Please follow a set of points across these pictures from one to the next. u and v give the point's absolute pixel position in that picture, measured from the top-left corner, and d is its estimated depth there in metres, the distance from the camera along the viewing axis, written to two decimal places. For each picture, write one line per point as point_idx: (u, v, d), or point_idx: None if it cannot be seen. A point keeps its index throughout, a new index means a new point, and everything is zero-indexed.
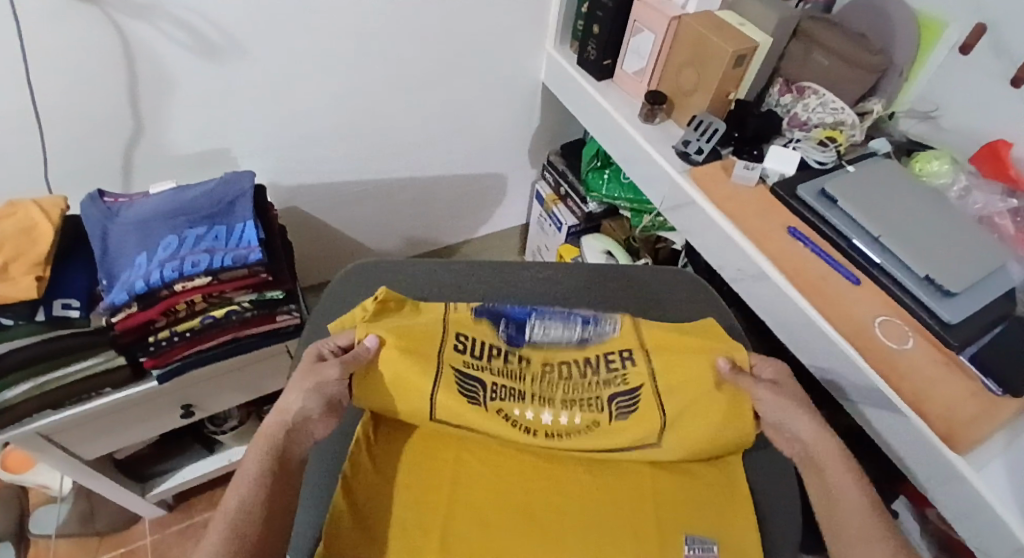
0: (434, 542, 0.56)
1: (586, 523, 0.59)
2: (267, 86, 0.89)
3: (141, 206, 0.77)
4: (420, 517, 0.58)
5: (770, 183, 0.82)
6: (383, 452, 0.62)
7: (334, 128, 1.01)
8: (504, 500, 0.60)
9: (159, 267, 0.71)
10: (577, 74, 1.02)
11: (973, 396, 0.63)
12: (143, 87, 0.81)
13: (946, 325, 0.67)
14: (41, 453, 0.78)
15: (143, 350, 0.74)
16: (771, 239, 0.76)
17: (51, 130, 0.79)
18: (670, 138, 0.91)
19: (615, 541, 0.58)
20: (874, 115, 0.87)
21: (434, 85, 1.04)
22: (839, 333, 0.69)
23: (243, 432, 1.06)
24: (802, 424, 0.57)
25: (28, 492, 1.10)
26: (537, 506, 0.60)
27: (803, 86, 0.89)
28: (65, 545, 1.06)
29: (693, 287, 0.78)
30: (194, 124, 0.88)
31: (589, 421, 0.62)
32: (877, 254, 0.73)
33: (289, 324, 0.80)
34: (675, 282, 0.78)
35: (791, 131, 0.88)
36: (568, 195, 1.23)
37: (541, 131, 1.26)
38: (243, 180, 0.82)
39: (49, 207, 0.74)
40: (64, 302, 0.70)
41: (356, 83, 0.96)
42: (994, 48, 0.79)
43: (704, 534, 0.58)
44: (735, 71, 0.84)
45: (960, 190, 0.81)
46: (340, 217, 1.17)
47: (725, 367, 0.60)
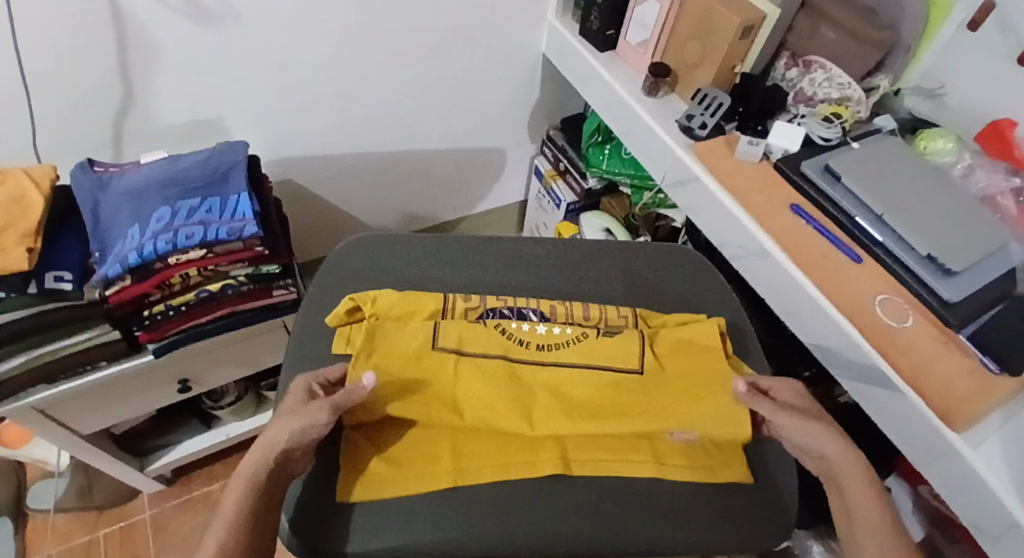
0: (446, 463, 0.56)
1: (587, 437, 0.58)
2: (260, 55, 0.87)
3: (133, 176, 0.75)
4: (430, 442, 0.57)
5: (774, 159, 0.81)
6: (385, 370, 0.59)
7: (329, 100, 0.99)
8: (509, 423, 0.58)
9: (152, 239, 0.69)
10: (579, 46, 1.00)
11: (973, 373, 0.64)
12: (131, 53, 0.78)
13: (946, 305, 0.67)
14: (36, 427, 0.78)
15: (139, 324, 0.73)
16: (773, 216, 0.76)
17: (37, 97, 0.77)
18: (673, 112, 0.89)
19: (615, 454, 0.58)
20: (879, 91, 0.86)
21: (431, 55, 1.01)
22: (838, 311, 0.69)
23: (240, 408, 1.04)
24: (826, 442, 0.53)
25: (24, 466, 1.10)
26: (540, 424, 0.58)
27: (811, 60, 0.88)
28: (63, 518, 1.06)
29: (677, 257, 0.78)
30: (185, 93, 0.86)
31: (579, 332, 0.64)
32: (879, 232, 0.72)
33: (286, 299, 0.80)
34: (664, 254, 0.78)
35: (797, 106, 0.86)
36: (567, 170, 1.22)
37: (541, 105, 1.24)
38: (237, 151, 0.80)
39: (38, 177, 0.72)
40: (56, 274, 0.69)
41: (352, 51, 0.93)
42: (1005, 22, 0.77)
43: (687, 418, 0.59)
44: (741, 43, 0.82)
45: (964, 167, 0.80)
46: (335, 191, 1.15)
47: (742, 388, 0.58)
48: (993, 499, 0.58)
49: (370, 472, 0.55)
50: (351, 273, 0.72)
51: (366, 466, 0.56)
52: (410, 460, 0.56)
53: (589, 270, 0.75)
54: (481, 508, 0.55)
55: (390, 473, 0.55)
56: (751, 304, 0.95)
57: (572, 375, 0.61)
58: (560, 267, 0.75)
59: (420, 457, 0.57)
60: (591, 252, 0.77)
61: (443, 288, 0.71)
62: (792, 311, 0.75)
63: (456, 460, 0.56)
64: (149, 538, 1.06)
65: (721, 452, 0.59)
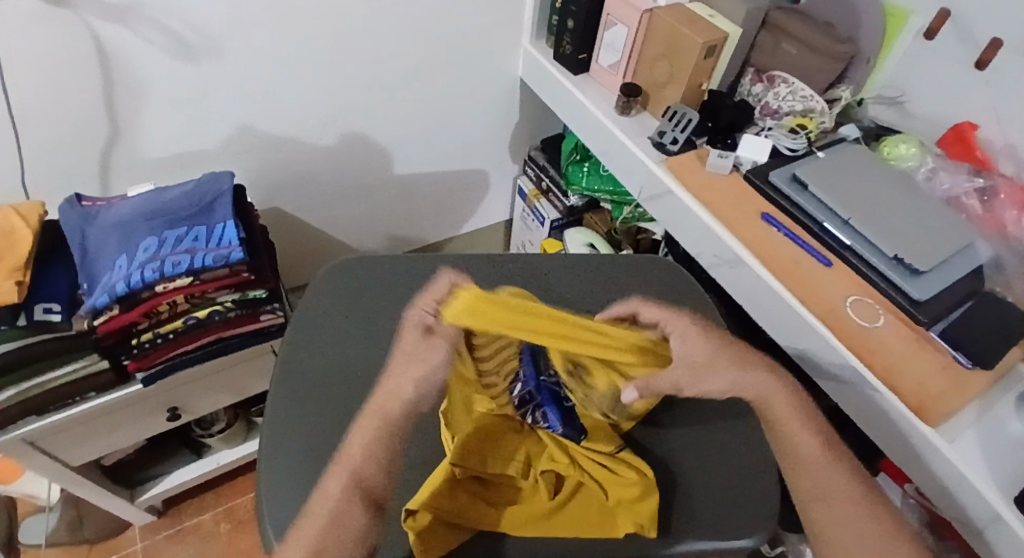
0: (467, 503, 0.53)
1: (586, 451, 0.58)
2: (245, 86, 0.89)
3: (120, 209, 0.76)
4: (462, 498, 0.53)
5: (744, 170, 0.84)
6: (478, 456, 0.54)
7: (314, 128, 1.01)
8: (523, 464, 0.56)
9: (140, 268, 0.71)
10: (555, 69, 1.03)
11: (945, 370, 0.66)
12: (118, 89, 0.80)
13: (916, 303, 0.69)
14: (25, 460, 0.78)
15: (127, 353, 0.74)
16: (745, 225, 0.78)
17: (26, 135, 0.79)
18: (646, 129, 0.92)
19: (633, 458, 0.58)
20: (841, 102, 0.90)
21: (412, 82, 1.04)
22: (812, 315, 0.70)
23: (231, 435, 1.04)
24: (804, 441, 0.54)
25: (14, 503, 1.09)
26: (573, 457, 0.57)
27: (773, 76, 0.91)
28: (53, 554, 1.05)
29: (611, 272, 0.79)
30: (173, 126, 0.88)
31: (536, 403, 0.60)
32: (846, 237, 0.75)
33: (272, 323, 0.81)
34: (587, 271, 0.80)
35: (763, 119, 0.90)
36: (550, 189, 1.25)
37: (522, 126, 1.27)
38: (222, 180, 0.81)
39: (26, 212, 0.73)
40: (45, 306, 0.70)
41: (334, 81, 0.96)
42: (958, 32, 0.81)
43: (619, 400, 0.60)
44: (707, 61, 0.85)
45: (928, 171, 0.83)
46: (323, 217, 1.17)
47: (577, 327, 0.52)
48: (973, 492, 0.59)
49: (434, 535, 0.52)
50: (333, 297, 0.74)
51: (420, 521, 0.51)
52: (435, 475, 0.53)
53: (571, 284, 0.77)
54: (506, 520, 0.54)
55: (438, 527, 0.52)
56: (731, 310, 0.97)
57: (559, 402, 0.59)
58: (544, 281, 0.77)
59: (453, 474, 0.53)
60: (558, 270, 0.78)
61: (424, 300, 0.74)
62: (767, 316, 0.77)
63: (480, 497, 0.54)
64: None
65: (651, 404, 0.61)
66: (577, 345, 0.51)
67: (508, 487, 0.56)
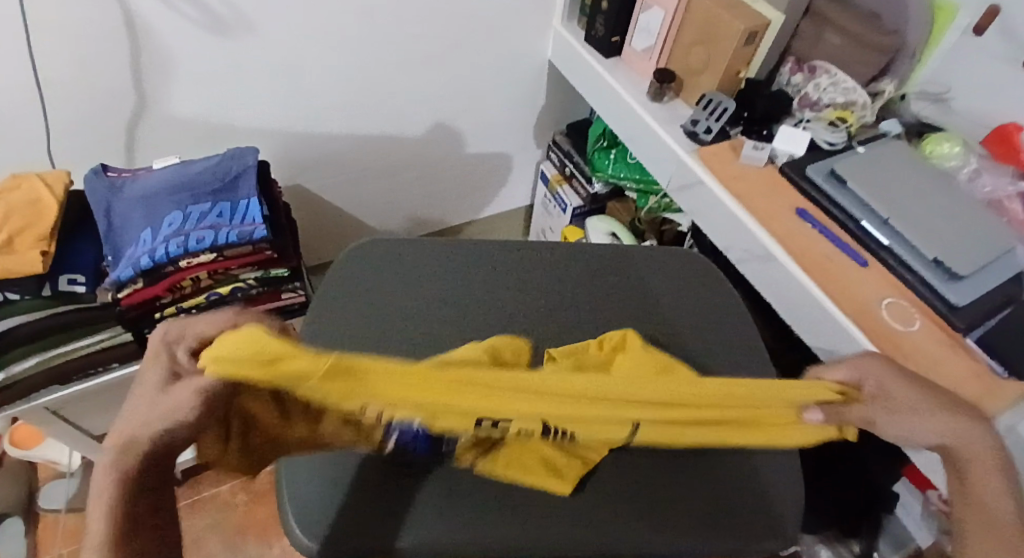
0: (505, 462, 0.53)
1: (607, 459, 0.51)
2: (271, 61, 0.88)
3: (146, 182, 0.76)
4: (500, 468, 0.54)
5: (779, 163, 0.81)
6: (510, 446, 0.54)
7: (337, 107, 1.00)
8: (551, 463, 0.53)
9: (165, 243, 0.71)
10: (585, 52, 1.01)
11: (980, 377, 0.63)
12: (145, 60, 0.79)
13: (953, 308, 0.67)
14: (48, 427, 0.79)
15: (149, 326, 0.74)
16: (778, 219, 0.76)
17: (52, 103, 0.78)
18: (678, 117, 0.90)
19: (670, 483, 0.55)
20: (884, 96, 0.86)
21: (438, 62, 1.02)
22: (844, 315, 0.68)
23: None
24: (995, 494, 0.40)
25: (35, 467, 1.11)
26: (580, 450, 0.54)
27: (815, 66, 0.88)
28: (72, 519, 1.07)
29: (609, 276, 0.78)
30: (200, 100, 0.87)
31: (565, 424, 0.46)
32: (885, 236, 0.72)
33: (294, 301, 0.82)
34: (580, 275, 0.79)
35: (802, 111, 0.87)
36: (573, 175, 1.22)
37: (548, 110, 1.24)
38: (247, 155, 0.81)
39: (52, 180, 0.73)
40: (70, 277, 0.70)
41: (360, 59, 0.95)
42: (1010, 27, 0.77)
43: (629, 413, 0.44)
44: (746, 48, 0.82)
45: (971, 172, 0.80)
46: (344, 196, 1.17)
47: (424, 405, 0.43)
48: None
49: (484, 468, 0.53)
50: (364, 275, 0.73)
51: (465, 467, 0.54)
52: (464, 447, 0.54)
53: (595, 273, 0.76)
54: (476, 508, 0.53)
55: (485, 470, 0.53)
56: (756, 306, 0.95)
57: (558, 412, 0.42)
58: (569, 270, 0.76)
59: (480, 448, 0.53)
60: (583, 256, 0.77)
61: (460, 279, 0.73)
62: (796, 315, 0.75)
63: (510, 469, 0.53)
64: None
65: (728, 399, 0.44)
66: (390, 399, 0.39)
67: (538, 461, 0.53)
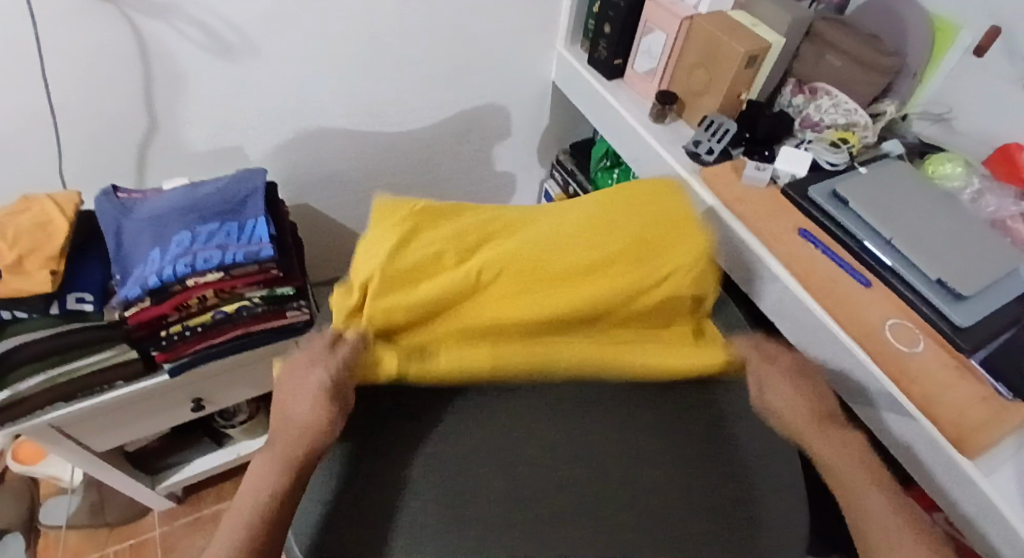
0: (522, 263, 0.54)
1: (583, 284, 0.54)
2: (278, 85, 0.90)
3: (155, 203, 0.77)
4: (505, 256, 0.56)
5: (781, 184, 0.82)
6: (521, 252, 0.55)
7: (344, 128, 1.02)
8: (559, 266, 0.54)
9: (172, 262, 0.71)
10: (589, 74, 1.02)
11: (986, 400, 0.63)
12: (156, 84, 0.81)
13: (957, 329, 0.66)
14: (53, 445, 0.79)
15: (155, 344, 0.75)
16: (782, 239, 0.76)
17: (65, 126, 0.80)
18: (680, 138, 0.91)
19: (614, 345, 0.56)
20: (885, 117, 0.87)
21: (440, 86, 1.04)
22: (846, 335, 0.68)
23: (252, 427, 1.05)
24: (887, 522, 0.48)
25: (39, 484, 1.11)
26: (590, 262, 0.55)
27: (816, 87, 0.89)
28: (75, 536, 1.07)
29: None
30: (208, 122, 0.89)
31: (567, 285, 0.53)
32: (888, 256, 0.72)
33: (299, 320, 0.81)
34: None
35: (803, 131, 0.88)
36: (577, 194, 1.23)
37: (552, 131, 1.26)
38: (255, 176, 0.82)
39: (64, 201, 0.74)
40: (78, 295, 0.70)
41: (366, 82, 0.97)
42: (1010, 49, 0.78)
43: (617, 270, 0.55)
44: (747, 71, 0.84)
45: (973, 193, 0.80)
46: (348, 215, 1.18)
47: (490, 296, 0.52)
48: (1009, 528, 0.57)
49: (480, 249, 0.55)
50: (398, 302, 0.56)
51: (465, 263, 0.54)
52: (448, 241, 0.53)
53: None
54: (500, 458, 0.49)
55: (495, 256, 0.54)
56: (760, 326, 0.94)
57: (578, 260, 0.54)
58: None
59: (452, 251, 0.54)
60: None
61: None
62: (800, 336, 0.75)
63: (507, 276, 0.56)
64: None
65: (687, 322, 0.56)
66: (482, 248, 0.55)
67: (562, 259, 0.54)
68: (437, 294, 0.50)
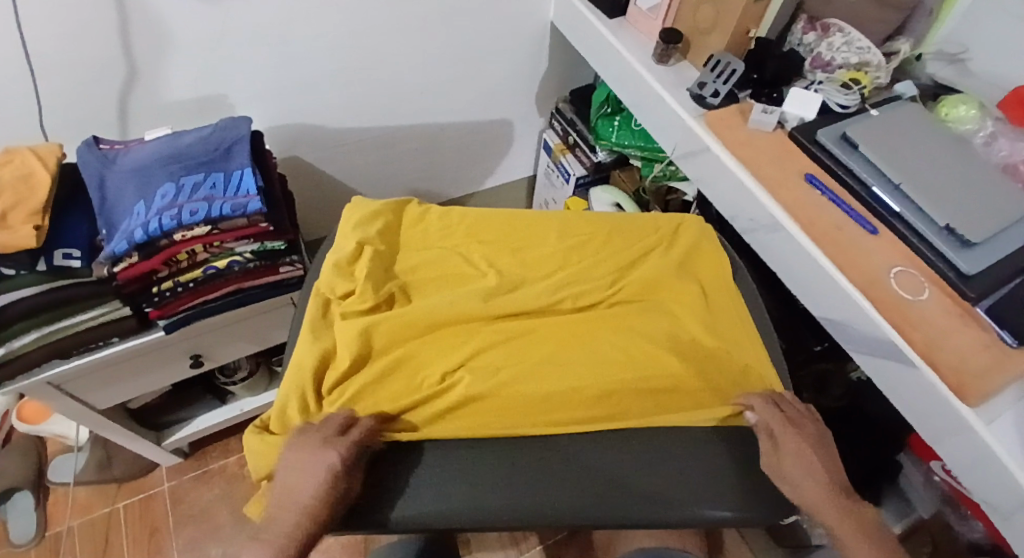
0: (517, 252, 0.71)
1: (567, 267, 0.69)
2: (262, 27, 0.85)
3: (138, 153, 0.74)
4: (501, 246, 0.71)
5: (789, 128, 0.78)
6: (519, 241, 0.72)
7: (333, 74, 0.97)
8: (547, 253, 0.71)
9: (158, 216, 0.69)
10: (588, 14, 0.97)
11: (988, 348, 0.61)
12: (135, 28, 0.77)
13: (964, 276, 0.65)
14: (54, 402, 0.80)
15: (148, 301, 0.73)
16: (785, 185, 0.73)
17: (42, 75, 0.76)
18: (684, 80, 0.87)
19: (596, 355, 0.62)
20: (901, 55, 0.83)
21: (433, 28, 0.99)
22: (851, 285, 0.66)
23: (253, 383, 1.05)
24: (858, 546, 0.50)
25: (45, 442, 1.13)
26: (574, 249, 0.71)
27: (829, 24, 0.83)
28: (84, 490, 1.09)
29: (478, 228, 0.73)
30: (190, 69, 0.85)
31: (552, 270, 0.69)
32: (897, 203, 0.69)
33: (292, 275, 0.79)
34: (400, 224, 0.73)
35: (814, 73, 0.84)
36: (576, 143, 1.20)
37: (550, 76, 1.21)
38: (240, 125, 0.79)
39: (45, 154, 0.72)
40: (64, 252, 0.69)
41: (354, 23, 0.92)
42: None
43: (596, 255, 0.71)
44: (756, 6, 0.79)
45: (987, 136, 0.77)
46: (342, 168, 1.15)
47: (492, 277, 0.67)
48: (1007, 474, 0.56)
49: (489, 237, 0.72)
50: (410, 263, 0.69)
51: (473, 252, 0.70)
52: (465, 232, 0.72)
53: (609, 245, 0.72)
54: (493, 468, 0.55)
55: (500, 246, 0.71)
56: (762, 277, 0.93)
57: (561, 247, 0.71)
58: (581, 242, 0.72)
59: (465, 241, 0.71)
60: (607, 225, 0.74)
61: (522, 295, 0.65)
62: (803, 285, 0.73)
63: (504, 282, 0.67)
64: (168, 509, 1.09)
65: (659, 311, 0.67)
66: (488, 236, 0.72)
67: (548, 247, 0.71)
68: (446, 301, 0.63)
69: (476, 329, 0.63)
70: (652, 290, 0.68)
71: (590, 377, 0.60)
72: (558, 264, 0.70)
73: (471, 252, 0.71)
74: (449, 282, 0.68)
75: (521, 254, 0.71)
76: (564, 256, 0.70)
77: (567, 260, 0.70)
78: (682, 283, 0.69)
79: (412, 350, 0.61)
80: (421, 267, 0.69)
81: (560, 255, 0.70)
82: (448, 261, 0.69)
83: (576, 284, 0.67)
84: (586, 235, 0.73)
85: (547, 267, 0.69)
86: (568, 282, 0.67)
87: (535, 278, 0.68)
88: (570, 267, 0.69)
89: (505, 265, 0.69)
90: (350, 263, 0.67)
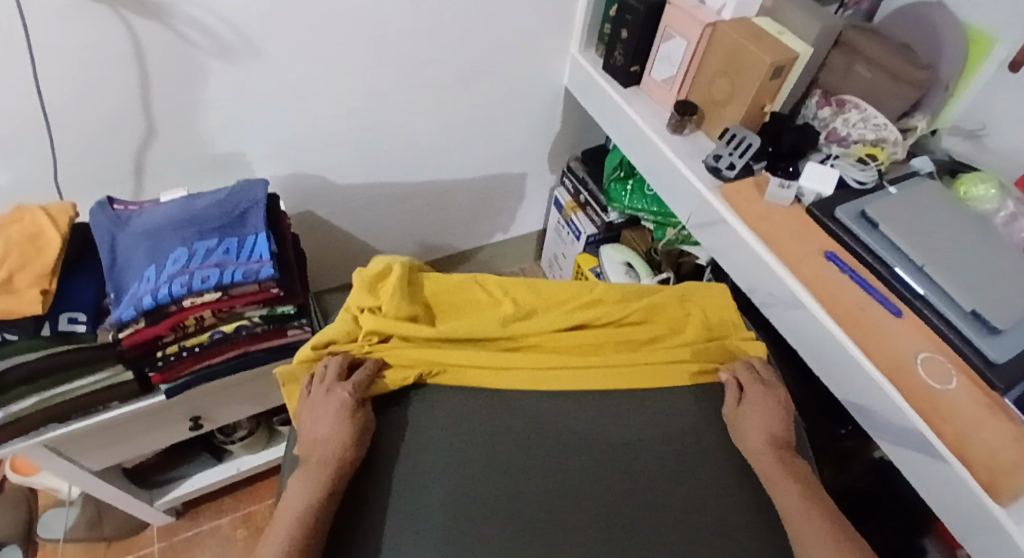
0: (530, 288, 0.72)
1: (583, 303, 0.71)
2: (282, 87, 0.86)
3: (152, 215, 0.74)
4: (515, 282, 0.73)
5: (807, 203, 0.78)
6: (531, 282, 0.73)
7: (350, 132, 0.98)
8: (560, 291, 0.73)
9: (168, 282, 0.68)
10: (603, 81, 0.98)
11: (1020, 441, 0.59)
12: (155, 86, 0.78)
13: (992, 364, 0.63)
14: (48, 464, 0.77)
15: (150, 365, 0.71)
16: (805, 262, 0.72)
17: (59, 130, 0.77)
18: (699, 150, 0.87)
19: (610, 386, 0.67)
20: (916, 132, 0.84)
21: (450, 89, 1.00)
22: (878, 370, 0.64)
23: (252, 442, 1.03)
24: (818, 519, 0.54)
25: (35, 494, 1.09)
26: (585, 288, 0.73)
27: (844, 100, 0.84)
28: (72, 548, 1.05)
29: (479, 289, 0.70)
30: (209, 127, 0.86)
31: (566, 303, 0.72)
32: (920, 285, 0.68)
33: (300, 338, 0.78)
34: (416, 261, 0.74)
35: (829, 146, 0.85)
36: (587, 202, 1.20)
37: (563, 135, 1.22)
38: (256, 188, 0.78)
39: (56, 213, 0.71)
40: (71, 315, 0.68)
41: (370, 83, 0.93)
42: None
43: (608, 292, 0.73)
44: (773, 82, 0.79)
45: (1007, 215, 0.76)
46: (353, 221, 1.14)
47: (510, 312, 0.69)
48: None
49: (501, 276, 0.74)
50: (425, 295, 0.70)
51: (487, 289, 0.72)
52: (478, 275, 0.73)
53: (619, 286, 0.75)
54: (502, 443, 0.61)
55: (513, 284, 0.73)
56: (778, 347, 0.91)
57: (572, 286, 0.73)
58: (597, 284, 0.74)
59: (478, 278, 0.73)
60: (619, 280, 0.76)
61: (542, 328, 0.69)
62: (824, 365, 0.71)
63: (519, 316, 0.69)
64: None
65: (666, 342, 0.71)
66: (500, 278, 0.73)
67: (559, 285, 0.73)
68: (467, 332, 0.66)
69: (496, 361, 0.66)
70: (666, 327, 0.72)
71: (606, 405, 0.66)
72: (573, 300, 0.72)
73: (485, 286, 0.72)
74: (463, 316, 0.70)
75: (536, 290, 0.72)
76: (577, 291, 0.73)
77: (581, 295, 0.73)
78: (689, 319, 0.73)
79: (435, 399, 0.64)
80: (439, 296, 0.71)
81: (571, 290, 0.73)
82: (465, 292, 0.71)
83: (596, 319, 0.70)
84: (588, 290, 0.73)
85: (562, 303, 0.72)
86: (585, 314, 0.70)
87: (547, 312, 0.71)
88: (584, 302, 0.71)
89: (520, 297, 0.72)
90: (372, 288, 0.68)
